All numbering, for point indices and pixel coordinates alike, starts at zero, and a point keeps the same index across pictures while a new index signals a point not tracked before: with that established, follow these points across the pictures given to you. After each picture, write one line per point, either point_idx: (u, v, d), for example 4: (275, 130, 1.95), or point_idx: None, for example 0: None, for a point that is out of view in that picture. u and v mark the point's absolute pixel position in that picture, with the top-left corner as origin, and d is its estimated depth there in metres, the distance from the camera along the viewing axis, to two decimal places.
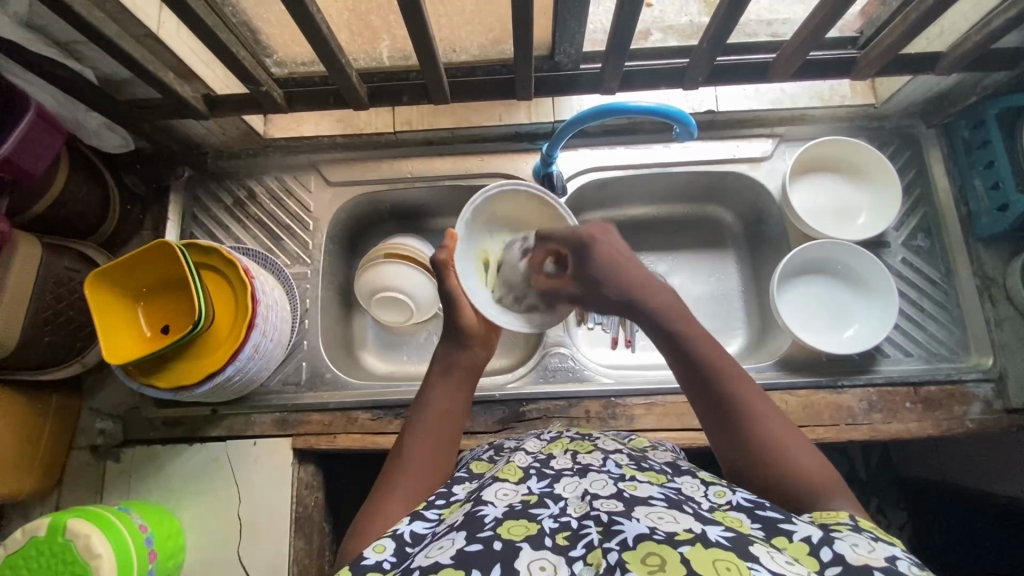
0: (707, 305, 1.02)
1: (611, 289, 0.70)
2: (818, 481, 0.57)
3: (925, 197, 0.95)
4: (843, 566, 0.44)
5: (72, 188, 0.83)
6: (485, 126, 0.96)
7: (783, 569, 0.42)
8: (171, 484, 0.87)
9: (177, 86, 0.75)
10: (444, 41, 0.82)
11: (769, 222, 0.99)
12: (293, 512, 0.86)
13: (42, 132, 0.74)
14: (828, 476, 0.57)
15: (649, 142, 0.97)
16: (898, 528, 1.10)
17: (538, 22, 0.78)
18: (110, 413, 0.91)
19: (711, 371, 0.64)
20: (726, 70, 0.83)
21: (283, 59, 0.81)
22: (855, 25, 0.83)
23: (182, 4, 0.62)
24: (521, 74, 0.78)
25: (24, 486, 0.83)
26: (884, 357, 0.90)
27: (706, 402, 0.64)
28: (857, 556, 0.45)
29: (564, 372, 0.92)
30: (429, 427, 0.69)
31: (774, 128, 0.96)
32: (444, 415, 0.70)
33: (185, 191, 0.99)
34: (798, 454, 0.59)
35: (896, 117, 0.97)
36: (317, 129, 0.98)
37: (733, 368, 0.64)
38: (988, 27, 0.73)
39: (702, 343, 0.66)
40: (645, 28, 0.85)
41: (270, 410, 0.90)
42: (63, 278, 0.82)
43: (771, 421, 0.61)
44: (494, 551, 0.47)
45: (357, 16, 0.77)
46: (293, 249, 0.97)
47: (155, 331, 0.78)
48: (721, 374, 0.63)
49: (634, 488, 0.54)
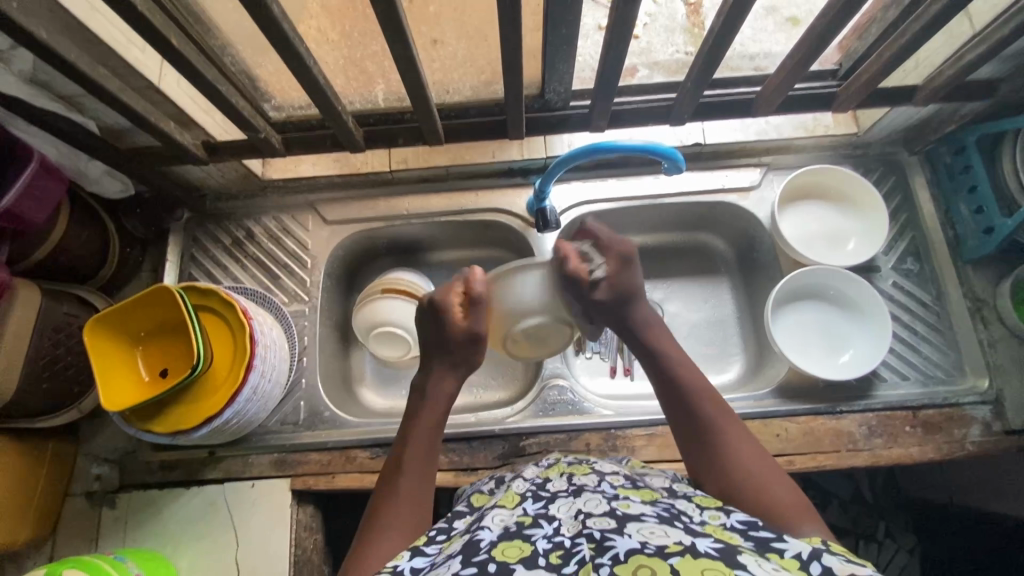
0: (704, 332, 1.03)
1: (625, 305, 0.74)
2: (795, 511, 0.57)
3: (912, 222, 0.97)
4: None
5: (73, 233, 0.85)
6: (479, 162, 0.99)
7: None
8: (169, 530, 0.86)
9: (177, 135, 0.78)
10: (437, 83, 0.84)
11: (760, 249, 1.00)
12: (292, 556, 0.85)
13: (44, 181, 0.75)
14: (797, 507, 0.57)
15: (639, 175, 0.99)
16: (908, 552, 1.08)
17: (528, 63, 0.80)
18: (107, 458, 0.91)
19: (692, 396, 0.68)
20: (712, 105, 0.85)
21: (281, 104, 0.84)
22: (835, 57, 0.88)
23: (184, 62, 0.64)
24: (513, 114, 0.81)
25: (21, 535, 0.81)
26: (881, 382, 0.90)
27: (682, 423, 0.68)
28: (842, 566, 0.45)
29: (564, 405, 0.92)
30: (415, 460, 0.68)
31: (761, 158, 0.99)
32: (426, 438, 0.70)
33: (184, 233, 1.00)
34: (766, 487, 0.60)
35: (879, 144, 0.99)
36: (314, 170, 1.01)
37: (712, 396, 0.68)
38: (962, 61, 0.76)
39: (689, 373, 0.70)
40: (633, 65, 0.89)
41: (269, 450, 0.90)
42: (62, 324, 0.83)
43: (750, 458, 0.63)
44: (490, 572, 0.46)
45: (353, 62, 0.79)
46: (291, 287, 0.98)
47: (153, 375, 0.79)
48: (701, 400, 0.68)
49: (627, 506, 0.54)
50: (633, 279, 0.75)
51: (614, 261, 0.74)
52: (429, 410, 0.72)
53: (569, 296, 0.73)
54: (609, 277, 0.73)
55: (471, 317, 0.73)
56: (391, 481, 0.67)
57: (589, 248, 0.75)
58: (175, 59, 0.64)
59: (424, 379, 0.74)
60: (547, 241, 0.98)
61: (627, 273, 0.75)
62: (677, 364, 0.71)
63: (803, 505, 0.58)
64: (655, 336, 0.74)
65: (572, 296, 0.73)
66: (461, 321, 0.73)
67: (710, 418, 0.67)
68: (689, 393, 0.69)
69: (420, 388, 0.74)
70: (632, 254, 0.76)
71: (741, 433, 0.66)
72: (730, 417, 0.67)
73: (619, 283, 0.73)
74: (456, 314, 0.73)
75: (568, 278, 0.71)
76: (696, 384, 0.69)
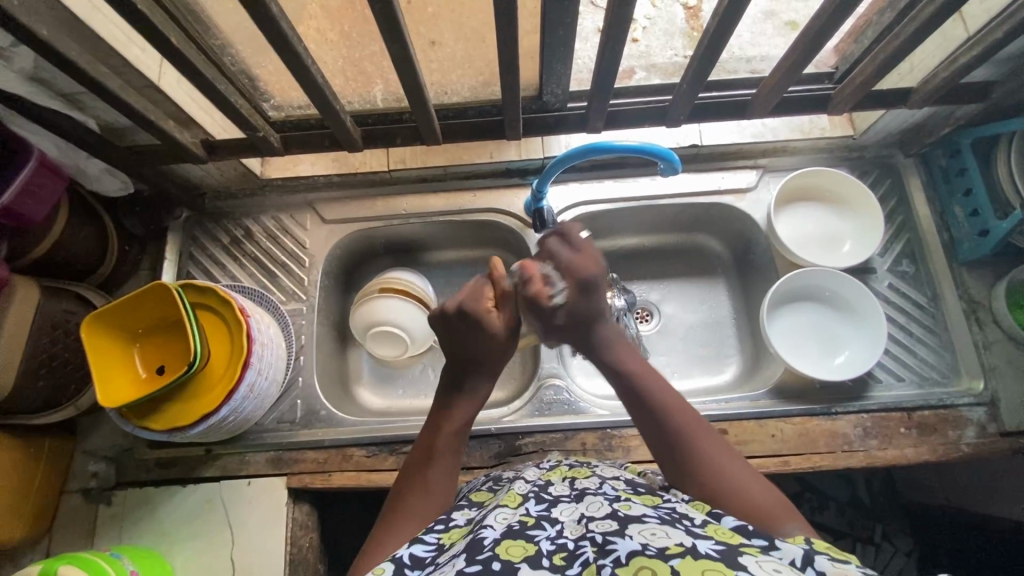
0: (700, 333, 1.03)
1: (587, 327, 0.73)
2: (775, 513, 0.57)
3: (907, 224, 0.97)
4: None
5: (73, 229, 0.85)
6: (477, 163, 1.00)
7: None
8: (165, 528, 0.86)
9: (176, 133, 0.78)
10: (435, 84, 0.85)
11: (757, 251, 1.01)
12: (287, 554, 0.85)
13: (43, 177, 0.76)
14: (776, 508, 0.58)
15: (636, 176, 0.99)
16: (905, 554, 1.09)
17: (526, 64, 0.81)
18: (104, 455, 0.91)
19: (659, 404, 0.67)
20: (708, 107, 0.86)
21: (279, 103, 0.84)
22: (830, 61, 0.88)
23: (183, 60, 0.65)
24: (511, 115, 0.81)
25: (12, 536, 0.81)
26: (877, 383, 0.90)
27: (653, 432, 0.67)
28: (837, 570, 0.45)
29: (560, 405, 0.92)
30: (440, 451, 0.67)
31: (757, 160, 0.99)
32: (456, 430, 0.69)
33: (183, 231, 1.01)
34: (744, 489, 0.59)
35: (874, 147, 1.00)
36: (313, 170, 1.01)
37: (678, 402, 0.67)
38: (956, 63, 0.76)
39: (652, 380, 0.69)
40: (630, 67, 0.89)
41: (265, 448, 0.90)
42: (60, 320, 0.83)
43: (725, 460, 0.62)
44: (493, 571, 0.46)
45: (352, 62, 0.80)
46: (289, 286, 0.98)
47: (150, 372, 0.79)
48: (666, 407, 0.67)
49: (628, 508, 0.54)
50: (597, 300, 0.73)
51: (573, 287, 0.72)
52: (463, 404, 0.71)
53: (536, 319, 0.75)
54: (568, 301, 0.72)
55: (506, 311, 0.73)
56: (418, 471, 0.67)
57: (552, 271, 0.74)
58: (174, 57, 0.64)
59: (457, 378, 0.72)
60: (544, 242, 0.99)
61: (589, 298, 0.72)
62: (637, 372, 0.70)
63: (781, 501, 0.59)
64: (619, 354, 0.73)
65: (535, 319, 0.75)
66: (500, 317, 0.72)
67: (679, 427, 0.65)
68: (653, 400, 0.68)
69: (452, 385, 0.72)
70: (595, 277, 0.72)
71: (710, 437, 0.65)
72: (699, 422, 0.66)
73: (579, 310, 0.72)
74: (490, 308, 0.73)
75: (524, 302, 0.73)
76: (659, 392, 0.68)
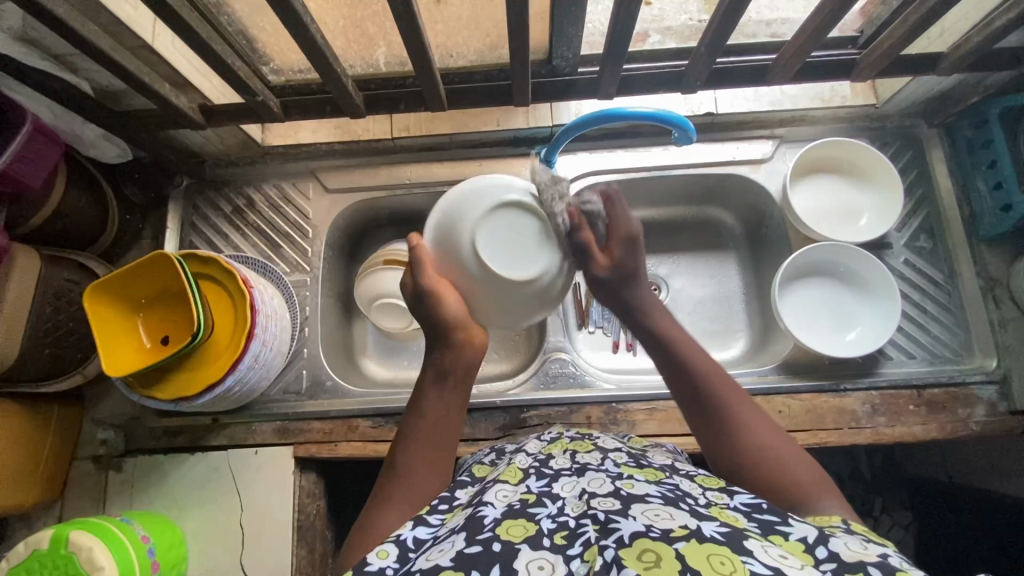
0: (709, 308, 1.02)
1: (625, 282, 0.72)
2: (814, 487, 0.57)
3: (927, 198, 0.94)
4: (837, 563, 0.43)
5: (70, 198, 0.83)
6: (484, 131, 0.97)
7: (777, 561, 0.42)
8: (176, 494, 0.87)
9: (174, 98, 0.76)
10: (440, 47, 0.81)
11: (770, 224, 0.98)
12: (295, 520, 0.86)
13: (40, 144, 0.73)
14: (816, 481, 0.58)
15: (648, 146, 0.96)
16: (903, 527, 1.09)
17: (536, 26, 0.77)
18: (112, 423, 0.92)
19: (702, 375, 0.66)
20: (724, 73, 0.82)
21: (280, 67, 0.81)
22: (855, 24, 0.82)
23: (177, 18, 0.62)
24: (519, 80, 0.78)
25: (28, 497, 0.83)
26: (888, 360, 0.89)
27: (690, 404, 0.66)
28: (852, 553, 0.45)
29: (565, 378, 0.92)
30: (421, 439, 0.65)
31: (774, 129, 0.96)
32: (435, 422, 0.67)
33: (183, 200, 0.99)
34: (785, 466, 0.59)
35: (898, 117, 0.96)
36: (314, 137, 0.98)
37: (719, 372, 0.67)
38: (988, 28, 0.72)
39: (693, 348, 0.69)
40: (644, 29, 0.84)
41: (272, 419, 0.90)
42: (63, 290, 0.82)
43: (765, 434, 0.62)
44: (492, 553, 0.47)
45: (353, 23, 0.76)
46: (292, 257, 0.97)
47: (155, 342, 0.79)
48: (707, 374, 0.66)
49: (631, 486, 0.54)
50: (638, 258, 0.73)
51: (619, 240, 0.72)
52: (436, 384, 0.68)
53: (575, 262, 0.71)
54: (615, 250, 0.72)
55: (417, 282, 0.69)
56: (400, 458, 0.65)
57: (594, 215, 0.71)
58: (167, 15, 0.61)
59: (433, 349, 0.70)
60: None
61: (633, 255, 0.73)
62: (676, 339, 0.70)
63: (823, 478, 0.58)
64: (657, 318, 0.72)
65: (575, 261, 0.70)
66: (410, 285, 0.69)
67: (717, 398, 0.65)
68: (694, 369, 0.67)
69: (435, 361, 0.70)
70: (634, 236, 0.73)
71: (750, 411, 0.64)
72: (740, 395, 0.65)
73: (613, 265, 0.72)
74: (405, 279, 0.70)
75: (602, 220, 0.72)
76: (701, 362, 0.67)
